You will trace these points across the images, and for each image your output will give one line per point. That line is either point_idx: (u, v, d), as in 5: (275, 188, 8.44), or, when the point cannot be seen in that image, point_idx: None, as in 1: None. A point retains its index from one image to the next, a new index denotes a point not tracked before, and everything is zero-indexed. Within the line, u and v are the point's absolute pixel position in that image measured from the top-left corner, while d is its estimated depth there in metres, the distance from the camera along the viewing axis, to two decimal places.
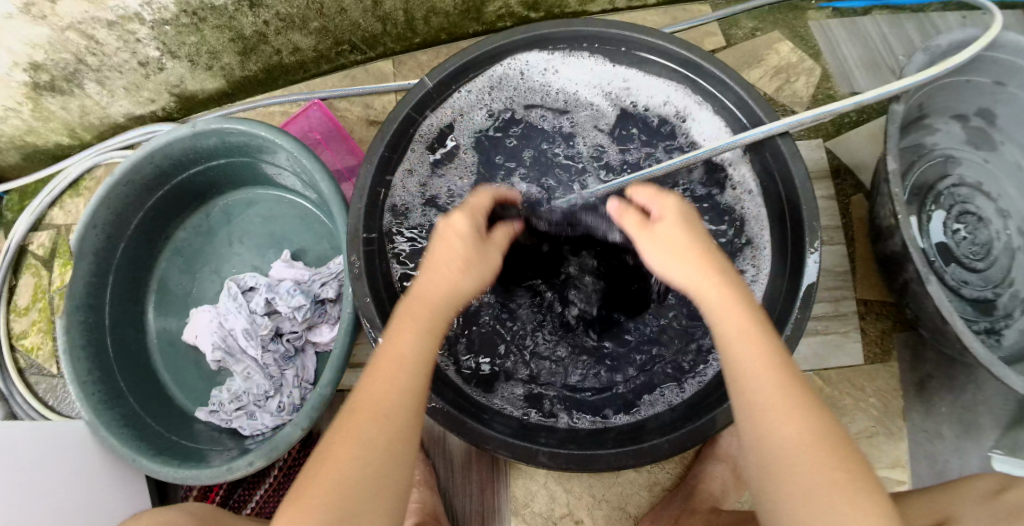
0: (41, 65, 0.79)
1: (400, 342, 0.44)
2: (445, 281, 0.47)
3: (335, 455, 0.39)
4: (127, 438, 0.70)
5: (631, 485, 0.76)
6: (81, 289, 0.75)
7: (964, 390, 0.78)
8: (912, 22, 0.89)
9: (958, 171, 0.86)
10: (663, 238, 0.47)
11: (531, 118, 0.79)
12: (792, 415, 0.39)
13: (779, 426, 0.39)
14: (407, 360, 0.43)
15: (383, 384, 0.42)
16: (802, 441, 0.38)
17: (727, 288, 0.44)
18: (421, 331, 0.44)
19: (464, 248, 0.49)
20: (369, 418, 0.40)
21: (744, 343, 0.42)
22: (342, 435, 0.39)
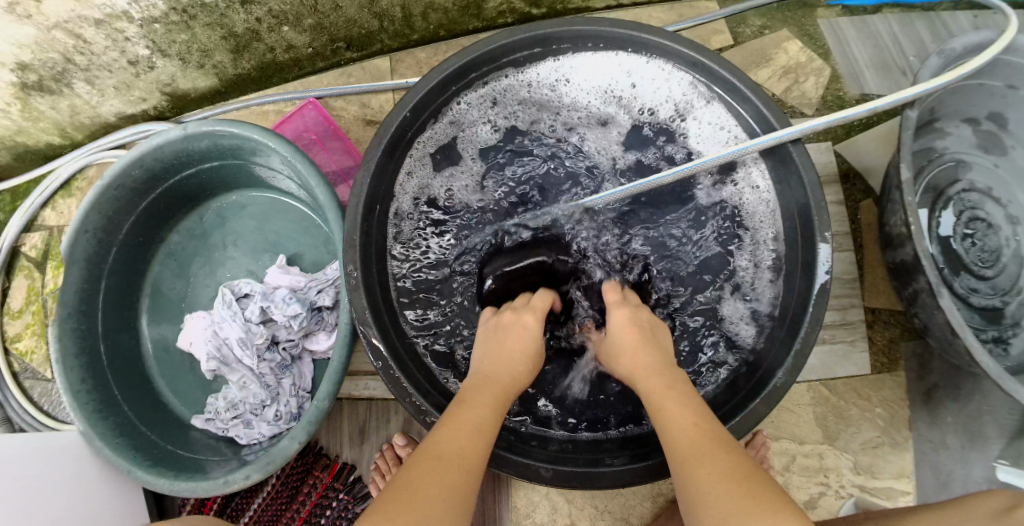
0: (28, 65, 0.77)
1: (477, 408, 0.49)
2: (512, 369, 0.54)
3: (421, 488, 0.40)
4: (122, 449, 0.69)
5: (634, 496, 0.75)
6: (73, 297, 0.74)
7: (970, 400, 0.75)
8: (925, 20, 0.86)
9: (969, 175, 0.83)
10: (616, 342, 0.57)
11: (534, 121, 0.77)
12: (701, 456, 0.42)
13: (694, 469, 0.41)
14: (482, 423, 0.47)
15: (465, 436, 0.45)
16: (713, 476, 0.40)
17: (653, 375, 0.51)
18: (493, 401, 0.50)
19: (531, 346, 0.57)
20: (448, 457, 0.43)
21: (660, 408, 0.48)
22: (425, 473, 0.41)
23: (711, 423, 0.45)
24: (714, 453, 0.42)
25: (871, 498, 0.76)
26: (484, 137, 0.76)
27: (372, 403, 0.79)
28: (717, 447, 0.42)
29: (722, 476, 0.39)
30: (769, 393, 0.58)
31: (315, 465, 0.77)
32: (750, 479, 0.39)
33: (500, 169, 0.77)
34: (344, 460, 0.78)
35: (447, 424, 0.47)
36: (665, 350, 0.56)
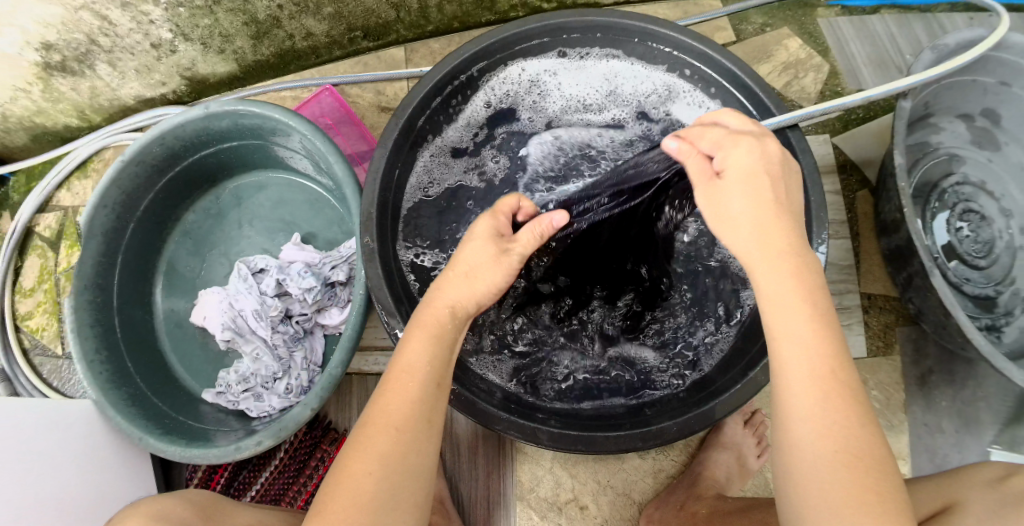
0: (52, 45, 0.79)
1: (411, 353, 0.46)
2: (451, 289, 0.49)
3: (356, 467, 0.42)
4: (133, 418, 0.70)
5: (636, 472, 0.77)
6: (89, 268, 0.75)
7: (964, 385, 0.79)
8: (920, 22, 0.90)
9: (962, 169, 0.87)
10: (730, 198, 0.45)
11: (537, 116, 0.79)
12: (834, 428, 0.38)
13: (813, 437, 0.38)
14: (417, 370, 0.45)
15: (398, 395, 0.44)
16: (839, 456, 0.37)
17: (794, 272, 0.42)
18: (427, 336, 0.47)
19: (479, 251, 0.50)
20: (379, 433, 0.42)
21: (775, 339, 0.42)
22: (362, 447, 0.42)
23: (842, 370, 0.40)
24: (848, 426, 0.38)
25: None
26: (488, 131, 0.78)
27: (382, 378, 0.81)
28: (853, 419, 0.38)
29: (842, 461, 0.37)
30: None
31: (323, 439, 0.78)
32: (878, 471, 0.37)
33: (505, 161, 0.78)
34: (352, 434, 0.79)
35: (386, 380, 0.45)
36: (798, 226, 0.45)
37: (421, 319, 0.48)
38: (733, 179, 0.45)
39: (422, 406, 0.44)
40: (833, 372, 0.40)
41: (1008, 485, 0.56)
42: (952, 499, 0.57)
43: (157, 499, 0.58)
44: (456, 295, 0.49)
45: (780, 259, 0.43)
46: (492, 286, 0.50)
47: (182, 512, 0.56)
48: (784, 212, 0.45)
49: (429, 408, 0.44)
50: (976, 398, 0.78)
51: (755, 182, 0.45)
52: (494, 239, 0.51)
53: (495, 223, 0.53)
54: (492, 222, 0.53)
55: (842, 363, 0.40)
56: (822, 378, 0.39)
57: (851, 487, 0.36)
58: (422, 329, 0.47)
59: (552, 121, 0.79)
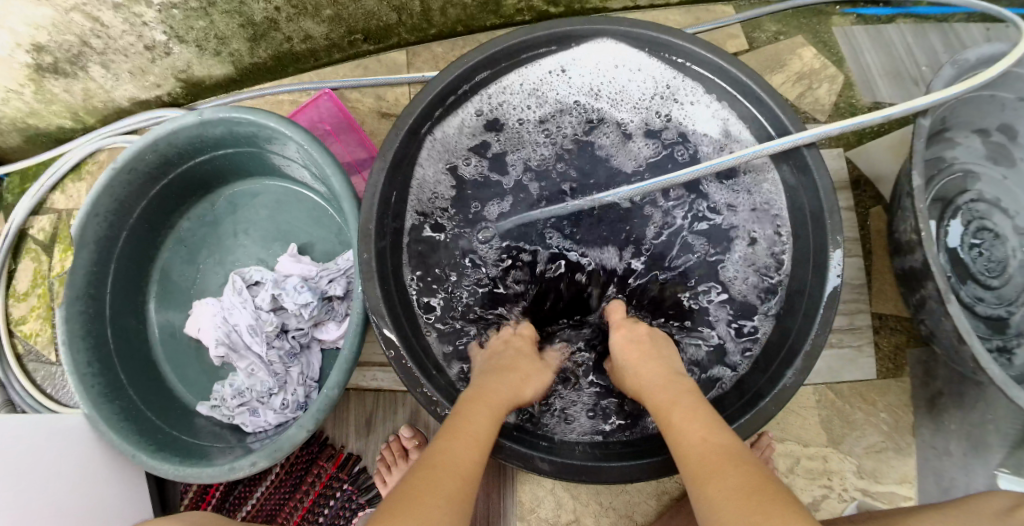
0: (43, 47, 0.77)
1: (479, 420, 0.50)
2: (515, 387, 0.57)
3: (423, 493, 0.41)
4: (127, 433, 0.69)
5: (639, 494, 0.75)
6: (82, 277, 0.73)
7: (974, 409, 0.76)
8: (938, 31, 0.87)
9: (977, 186, 0.84)
10: (623, 365, 0.60)
11: (541, 126, 0.76)
12: (709, 472, 0.42)
13: (705, 485, 0.42)
14: (482, 436, 0.49)
15: (465, 446, 0.47)
16: (724, 486, 0.40)
17: (659, 387, 0.54)
18: (491, 410, 0.52)
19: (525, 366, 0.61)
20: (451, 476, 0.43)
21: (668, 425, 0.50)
22: (429, 479, 0.42)
23: (722, 437, 0.46)
24: (720, 466, 0.42)
25: (873, 502, 0.77)
26: (492, 145, 0.75)
27: (381, 394, 0.79)
28: (731, 460, 0.43)
29: (731, 491, 0.40)
30: (778, 392, 0.58)
31: (320, 455, 0.77)
32: (758, 490, 0.39)
33: (510, 173, 0.76)
34: (350, 450, 0.78)
35: (451, 432, 0.48)
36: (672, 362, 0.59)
37: (487, 398, 0.53)
38: (616, 354, 0.62)
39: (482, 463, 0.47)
40: (706, 438, 0.46)
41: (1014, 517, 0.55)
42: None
43: None
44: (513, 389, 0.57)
45: (654, 384, 0.55)
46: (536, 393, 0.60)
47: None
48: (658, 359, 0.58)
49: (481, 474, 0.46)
50: (986, 420, 0.76)
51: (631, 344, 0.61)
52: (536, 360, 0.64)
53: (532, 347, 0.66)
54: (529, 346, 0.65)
55: (712, 430, 0.47)
56: (694, 440, 0.46)
57: (740, 508, 0.38)
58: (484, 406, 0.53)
59: (558, 132, 0.77)
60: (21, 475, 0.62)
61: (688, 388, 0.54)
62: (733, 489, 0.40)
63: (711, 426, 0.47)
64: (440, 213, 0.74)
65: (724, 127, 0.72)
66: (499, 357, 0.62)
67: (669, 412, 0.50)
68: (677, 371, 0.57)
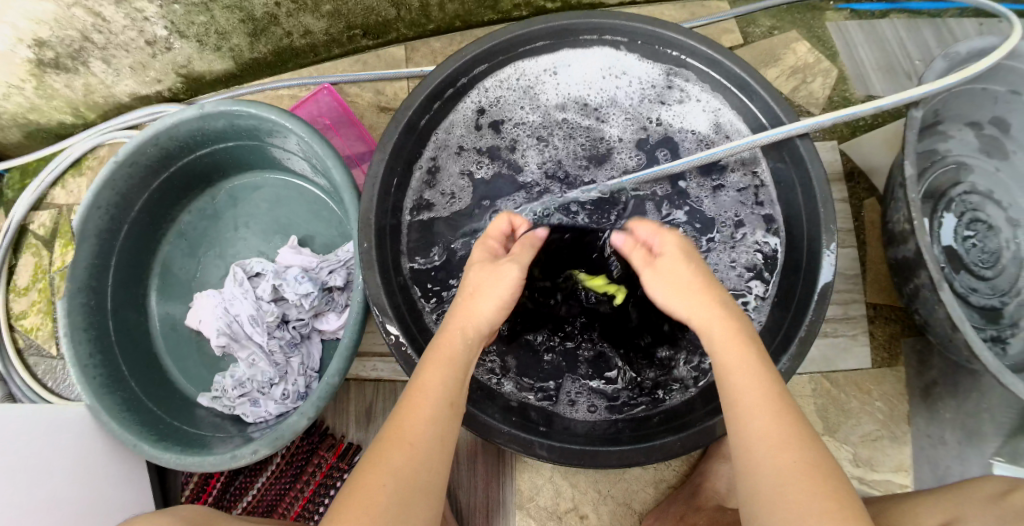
0: (44, 41, 0.78)
1: (427, 374, 0.49)
2: (461, 315, 0.54)
3: (369, 481, 0.43)
4: (129, 424, 0.69)
5: (637, 482, 0.76)
6: (84, 269, 0.74)
7: (968, 398, 0.77)
8: (930, 26, 0.88)
9: (970, 178, 0.85)
10: (671, 271, 0.52)
11: (533, 122, 0.76)
12: (782, 440, 0.41)
13: (769, 454, 0.41)
14: (431, 394, 0.48)
15: (414, 415, 0.46)
16: (797, 465, 0.40)
17: (723, 320, 0.48)
18: (439, 361, 0.50)
19: (476, 279, 0.56)
20: (397, 447, 0.45)
21: (734, 368, 0.45)
22: (375, 466, 0.44)
23: (785, 397, 0.44)
24: (795, 438, 0.41)
25: (868, 489, 0.77)
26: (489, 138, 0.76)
27: (380, 384, 0.80)
28: (799, 432, 0.41)
29: (798, 470, 0.39)
30: None
31: (320, 445, 0.78)
32: (826, 474, 0.39)
33: (504, 169, 0.75)
34: (350, 440, 0.78)
35: (405, 403, 0.48)
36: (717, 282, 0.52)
37: (437, 349, 0.51)
38: (663, 260, 0.53)
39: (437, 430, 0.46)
40: (777, 396, 0.43)
41: (1008, 500, 0.55)
42: (954, 512, 0.56)
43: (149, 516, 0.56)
44: (465, 321, 0.53)
45: (713, 314, 0.48)
46: (497, 303, 0.54)
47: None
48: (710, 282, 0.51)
49: (438, 431, 0.47)
50: (980, 409, 0.76)
51: (681, 258, 0.53)
52: (489, 264, 0.57)
53: (485, 253, 0.59)
54: (484, 248, 0.59)
55: (775, 388, 0.44)
56: (762, 400, 0.43)
57: (811, 493, 0.38)
58: (437, 354, 0.51)
59: (552, 129, 0.76)
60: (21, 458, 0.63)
61: (745, 324, 0.48)
62: (800, 469, 0.39)
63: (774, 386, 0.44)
64: (437, 206, 0.73)
65: (714, 120, 0.73)
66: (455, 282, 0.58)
67: (737, 359, 0.45)
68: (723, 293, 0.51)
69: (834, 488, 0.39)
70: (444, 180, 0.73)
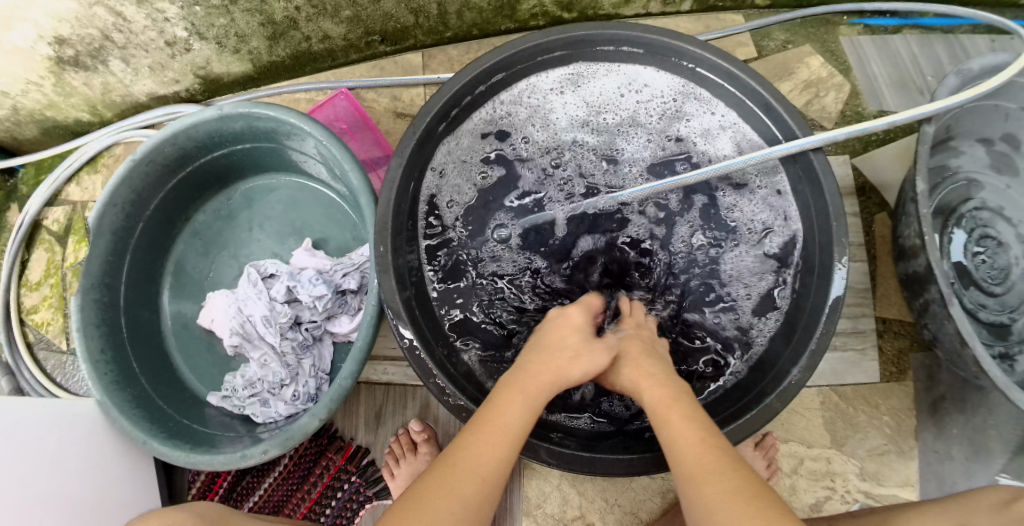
0: (65, 39, 0.78)
1: (509, 414, 0.49)
2: (554, 367, 0.53)
3: (432, 500, 0.43)
4: (138, 421, 0.70)
5: (644, 491, 0.76)
6: (98, 266, 0.74)
7: (975, 413, 0.77)
8: (943, 43, 0.89)
9: (981, 195, 0.86)
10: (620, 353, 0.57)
11: (546, 138, 0.79)
12: (714, 473, 0.43)
13: (706, 489, 0.42)
14: (508, 431, 0.48)
15: (487, 446, 0.47)
16: (728, 492, 0.42)
17: (659, 385, 0.52)
18: (524, 404, 0.50)
19: (571, 342, 0.56)
20: (467, 475, 0.45)
21: (665, 423, 0.48)
22: (439, 487, 0.44)
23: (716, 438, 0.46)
24: (724, 470, 0.43)
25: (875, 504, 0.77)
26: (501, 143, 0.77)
27: (391, 388, 0.80)
28: (727, 465, 0.44)
29: (734, 496, 0.41)
30: (783, 389, 0.59)
31: (329, 447, 0.77)
32: (759, 498, 0.41)
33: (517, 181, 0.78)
34: (358, 443, 0.79)
35: (483, 431, 0.48)
36: (661, 359, 0.57)
37: (522, 384, 0.52)
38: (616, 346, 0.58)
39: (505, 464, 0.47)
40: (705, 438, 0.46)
41: (1013, 509, 0.55)
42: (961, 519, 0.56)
43: (167, 515, 0.58)
44: (553, 372, 0.53)
45: (648, 382, 0.52)
46: (583, 375, 0.54)
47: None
48: (648, 356, 0.56)
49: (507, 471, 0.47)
50: (986, 426, 0.77)
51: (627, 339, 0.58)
52: (587, 334, 0.58)
53: (586, 318, 0.60)
54: (584, 316, 0.60)
55: (707, 432, 0.47)
56: (692, 442, 0.46)
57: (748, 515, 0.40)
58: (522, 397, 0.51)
59: (568, 146, 0.79)
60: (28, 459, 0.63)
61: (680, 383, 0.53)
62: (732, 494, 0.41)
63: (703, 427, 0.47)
64: (451, 222, 0.75)
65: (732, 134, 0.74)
66: (547, 330, 0.58)
67: (667, 412, 0.49)
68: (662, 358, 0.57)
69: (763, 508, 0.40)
70: (459, 194, 0.75)
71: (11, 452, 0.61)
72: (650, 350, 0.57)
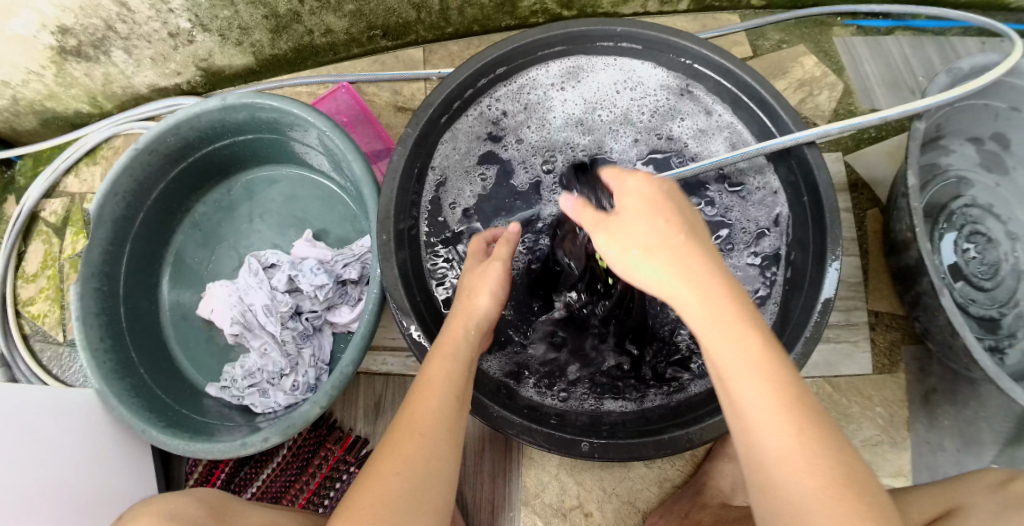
0: (69, 29, 0.79)
1: (434, 366, 0.50)
2: (460, 310, 0.56)
3: (381, 473, 0.43)
4: (137, 409, 0.69)
5: (642, 480, 0.77)
6: (98, 255, 0.74)
7: (966, 405, 0.79)
8: (933, 44, 0.91)
9: (971, 192, 0.88)
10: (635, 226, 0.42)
11: (544, 138, 0.78)
12: (803, 456, 0.34)
13: (792, 475, 0.33)
14: (436, 380, 0.49)
15: (421, 404, 0.47)
16: (826, 485, 0.33)
17: (715, 296, 0.38)
18: (444, 351, 0.52)
19: (467, 280, 0.58)
20: (405, 438, 0.45)
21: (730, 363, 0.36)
22: (386, 459, 0.44)
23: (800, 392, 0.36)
24: (816, 451, 0.34)
25: None
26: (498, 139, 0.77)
27: (390, 378, 0.81)
28: (819, 435, 0.34)
29: (824, 493, 0.32)
30: None
31: (327, 437, 0.78)
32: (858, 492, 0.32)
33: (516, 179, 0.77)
34: (357, 434, 0.79)
35: (418, 390, 0.49)
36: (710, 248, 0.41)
37: (439, 339, 0.53)
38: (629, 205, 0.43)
39: (444, 414, 0.47)
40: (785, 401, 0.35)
41: (1007, 490, 0.56)
42: (956, 500, 0.57)
43: (166, 499, 0.57)
44: (464, 313, 0.55)
45: (696, 288, 0.38)
46: (491, 298, 0.56)
47: (194, 511, 0.56)
48: (692, 243, 0.40)
49: (450, 417, 0.47)
50: (977, 417, 0.78)
51: (650, 213, 0.42)
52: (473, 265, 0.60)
53: (474, 258, 0.62)
54: (472, 258, 0.62)
55: (788, 385, 0.36)
56: (772, 403, 0.35)
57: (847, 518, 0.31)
58: (441, 346, 0.53)
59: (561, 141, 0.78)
60: (21, 453, 0.61)
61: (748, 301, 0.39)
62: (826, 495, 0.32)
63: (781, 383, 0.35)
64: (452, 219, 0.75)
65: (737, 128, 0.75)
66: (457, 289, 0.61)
67: (741, 359, 0.36)
68: (711, 251, 0.41)
69: (871, 507, 0.32)
70: (462, 197, 0.76)
71: (8, 445, 0.60)
72: (692, 233, 0.41)
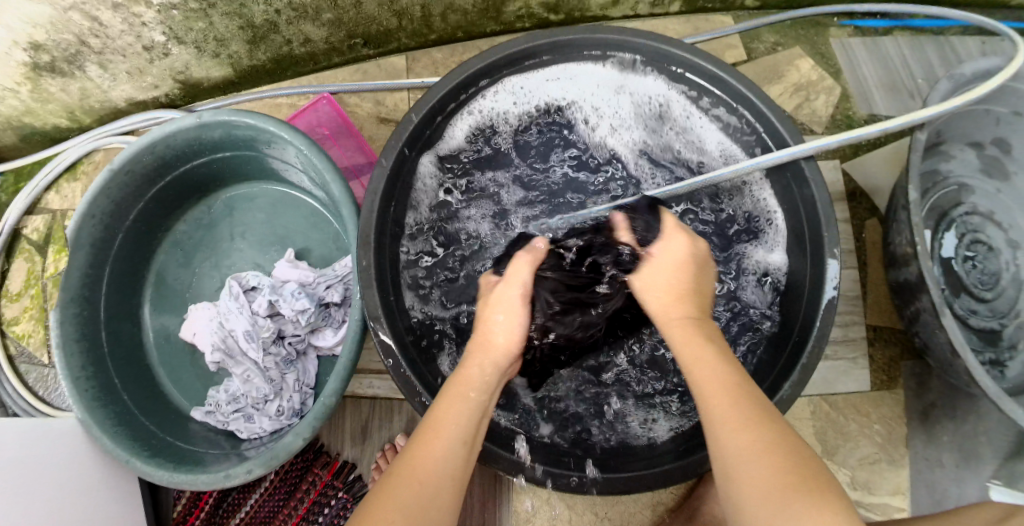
0: (41, 45, 0.76)
1: (444, 408, 0.46)
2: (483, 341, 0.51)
3: (373, 515, 0.39)
4: (119, 438, 0.68)
5: (634, 504, 0.76)
6: (76, 279, 0.72)
7: (965, 420, 0.77)
8: (932, 44, 0.88)
9: (971, 199, 0.85)
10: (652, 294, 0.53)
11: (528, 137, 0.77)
12: (742, 422, 0.40)
13: (732, 440, 0.40)
14: (445, 426, 0.44)
15: (425, 448, 0.43)
16: (760, 442, 0.39)
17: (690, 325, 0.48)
18: (461, 393, 0.47)
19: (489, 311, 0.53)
20: (404, 483, 0.41)
21: (693, 361, 0.45)
22: (380, 502, 0.40)
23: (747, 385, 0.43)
24: (756, 417, 0.40)
25: (865, 513, 0.77)
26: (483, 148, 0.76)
27: (377, 402, 0.80)
28: (757, 410, 0.41)
29: (754, 451, 0.39)
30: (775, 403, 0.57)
31: (315, 462, 0.77)
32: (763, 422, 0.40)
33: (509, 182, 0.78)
34: (345, 458, 0.78)
35: (420, 437, 0.44)
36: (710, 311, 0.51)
37: (454, 380, 0.48)
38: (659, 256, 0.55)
39: (448, 462, 0.43)
40: (735, 383, 0.43)
41: None
42: None
43: None
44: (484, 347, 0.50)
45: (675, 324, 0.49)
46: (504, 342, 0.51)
47: None
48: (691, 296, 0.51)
49: (453, 465, 0.43)
50: (977, 432, 0.77)
51: (680, 262, 0.54)
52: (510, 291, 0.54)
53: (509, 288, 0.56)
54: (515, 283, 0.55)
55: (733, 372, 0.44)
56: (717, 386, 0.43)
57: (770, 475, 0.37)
58: (455, 386, 0.48)
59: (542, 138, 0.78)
60: (2, 494, 0.59)
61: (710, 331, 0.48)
62: (745, 417, 0.41)
63: (713, 340, 0.47)
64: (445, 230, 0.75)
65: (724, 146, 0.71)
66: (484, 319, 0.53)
67: (694, 353, 0.45)
68: (687, 299, 0.51)
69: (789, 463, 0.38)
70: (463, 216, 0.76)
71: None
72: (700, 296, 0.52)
